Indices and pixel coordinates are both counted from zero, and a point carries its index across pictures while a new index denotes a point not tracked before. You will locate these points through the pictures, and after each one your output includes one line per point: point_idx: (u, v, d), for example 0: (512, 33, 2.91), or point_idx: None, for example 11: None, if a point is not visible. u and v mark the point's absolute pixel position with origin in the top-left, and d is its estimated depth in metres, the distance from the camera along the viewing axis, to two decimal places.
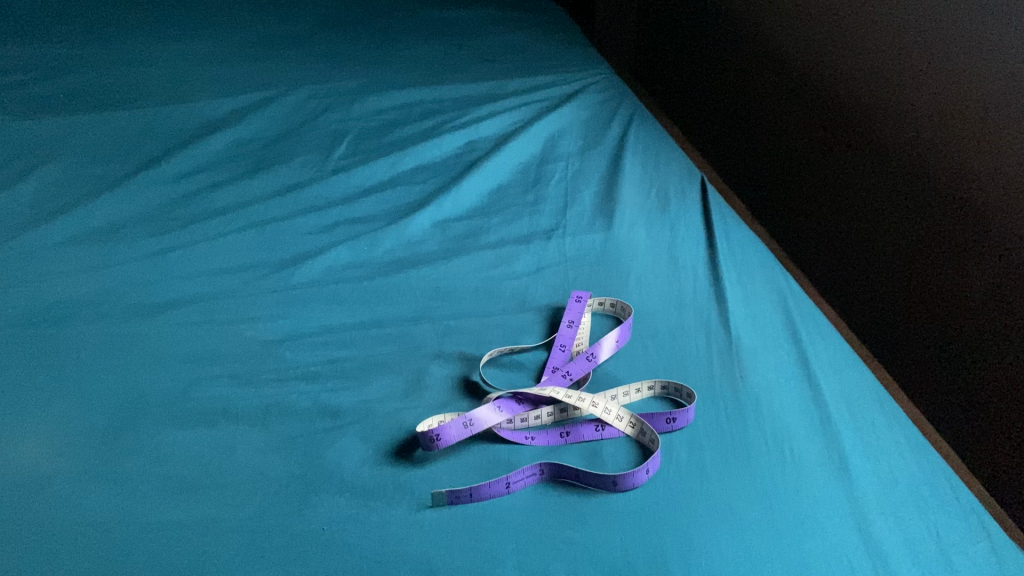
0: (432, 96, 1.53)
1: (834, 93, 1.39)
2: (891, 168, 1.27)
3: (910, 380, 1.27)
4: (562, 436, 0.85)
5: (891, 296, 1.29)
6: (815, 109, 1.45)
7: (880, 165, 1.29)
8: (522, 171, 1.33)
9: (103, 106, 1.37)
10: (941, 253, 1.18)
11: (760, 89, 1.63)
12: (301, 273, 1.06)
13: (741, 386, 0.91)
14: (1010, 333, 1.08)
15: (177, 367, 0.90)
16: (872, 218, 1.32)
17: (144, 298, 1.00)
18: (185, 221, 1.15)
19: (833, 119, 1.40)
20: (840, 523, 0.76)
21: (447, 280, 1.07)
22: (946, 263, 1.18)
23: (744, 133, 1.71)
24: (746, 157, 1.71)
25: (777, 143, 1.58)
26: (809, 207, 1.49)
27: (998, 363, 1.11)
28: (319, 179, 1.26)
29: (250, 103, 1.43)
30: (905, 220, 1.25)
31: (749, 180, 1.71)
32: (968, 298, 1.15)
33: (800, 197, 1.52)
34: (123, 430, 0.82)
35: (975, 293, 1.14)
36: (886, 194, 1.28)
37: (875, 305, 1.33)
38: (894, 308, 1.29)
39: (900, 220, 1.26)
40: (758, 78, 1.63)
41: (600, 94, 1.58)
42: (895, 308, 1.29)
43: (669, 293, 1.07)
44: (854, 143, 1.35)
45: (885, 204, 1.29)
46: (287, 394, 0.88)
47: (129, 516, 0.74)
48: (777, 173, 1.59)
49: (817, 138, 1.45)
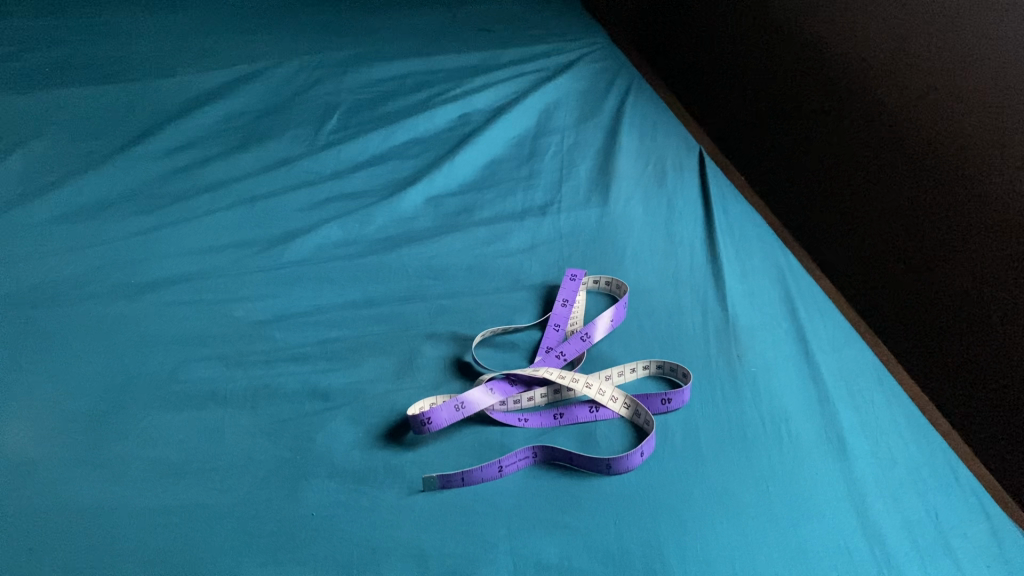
0: (425, 66, 1.50)
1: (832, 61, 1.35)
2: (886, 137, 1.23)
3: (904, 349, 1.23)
4: (555, 418, 0.84)
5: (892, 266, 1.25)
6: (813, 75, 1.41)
7: (873, 138, 1.27)
8: (518, 144, 1.31)
9: (90, 80, 1.34)
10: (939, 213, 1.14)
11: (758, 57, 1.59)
12: (293, 250, 1.05)
13: (739, 365, 0.90)
14: None
15: (166, 349, 0.89)
16: (864, 192, 1.30)
17: (133, 277, 0.98)
18: (173, 198, 1.12)
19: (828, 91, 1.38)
20: (838, 507, 0.75)
21: (439, 258, 1.05)
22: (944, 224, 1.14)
23: (737, 102, 1.68)
24: (744, 127, 1.65)
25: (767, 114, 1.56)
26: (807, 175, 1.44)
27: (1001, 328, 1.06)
28: (311, 153, 1.23)
29: (241, 75, 1.40)
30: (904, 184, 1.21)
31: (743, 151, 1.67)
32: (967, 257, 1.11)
33: (789, 168, 1.49)
34: (111, 413, 0.81)
35: None
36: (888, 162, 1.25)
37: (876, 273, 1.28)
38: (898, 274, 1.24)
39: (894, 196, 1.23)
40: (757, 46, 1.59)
41: (598, 64, 1.55)
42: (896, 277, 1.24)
43: (665, 270, 1.05)
44: (848, 114, 1.32)
45: (878, 178, 1.27)
46: (276, 376, 0.86)
47: (117, 501, 0.73)
48: (765, 145, 1.57)
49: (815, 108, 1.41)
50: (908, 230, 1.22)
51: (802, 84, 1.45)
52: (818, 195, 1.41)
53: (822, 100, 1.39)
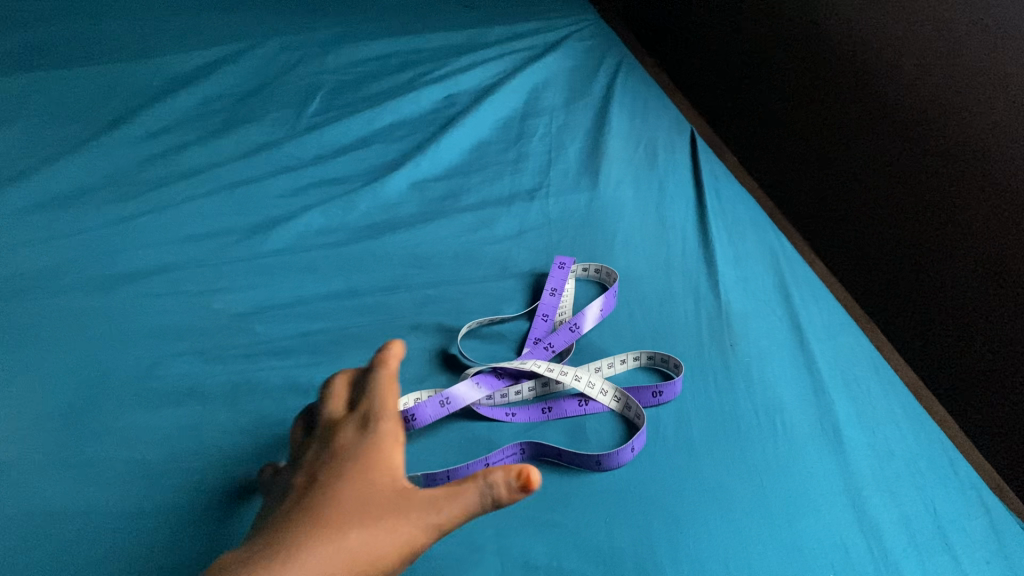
0: (410, 44, 1.46)
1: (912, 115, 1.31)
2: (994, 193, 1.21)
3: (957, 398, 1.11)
4: (543, 412, 0.82)
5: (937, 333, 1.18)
6: (851, 141, 1.38)
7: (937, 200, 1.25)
8: (505, 125, 1.28)
9: (65, 63, 1.30)
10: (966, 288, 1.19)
11: (776, 80, 1.52)
12: (274, 238, 1.02)
13: (732, 354, 0.88)
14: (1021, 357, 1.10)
15: (142, 343, 0.86)
16: (904, 245, 1.27)
17: (110, 269, 0.95)
18: (150, 185, 1.09)
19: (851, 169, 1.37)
20: (835, 501, 0.73)
21: (424, 245, 1.02)
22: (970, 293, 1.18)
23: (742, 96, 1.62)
24: (756, 125, 1.56)
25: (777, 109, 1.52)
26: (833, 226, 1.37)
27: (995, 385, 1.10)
28: (292, 137, 1.20)
29: (221, 56, 1.36)
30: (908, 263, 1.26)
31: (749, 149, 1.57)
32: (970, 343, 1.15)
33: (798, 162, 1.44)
34: (85, 412, 0.79)
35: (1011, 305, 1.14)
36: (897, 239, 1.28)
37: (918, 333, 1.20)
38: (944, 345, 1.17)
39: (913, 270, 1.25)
40: (775, 68, 1.53)
41: (587, 42, 1.52)
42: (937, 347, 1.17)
43: (657, 256, 1.03)
44: (894, 179, 1.31)
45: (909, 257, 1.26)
46: (256, 370, 0.84)
47: (91, 505, 0.70)
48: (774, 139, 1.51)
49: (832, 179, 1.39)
50: (909, 301, 1.24)
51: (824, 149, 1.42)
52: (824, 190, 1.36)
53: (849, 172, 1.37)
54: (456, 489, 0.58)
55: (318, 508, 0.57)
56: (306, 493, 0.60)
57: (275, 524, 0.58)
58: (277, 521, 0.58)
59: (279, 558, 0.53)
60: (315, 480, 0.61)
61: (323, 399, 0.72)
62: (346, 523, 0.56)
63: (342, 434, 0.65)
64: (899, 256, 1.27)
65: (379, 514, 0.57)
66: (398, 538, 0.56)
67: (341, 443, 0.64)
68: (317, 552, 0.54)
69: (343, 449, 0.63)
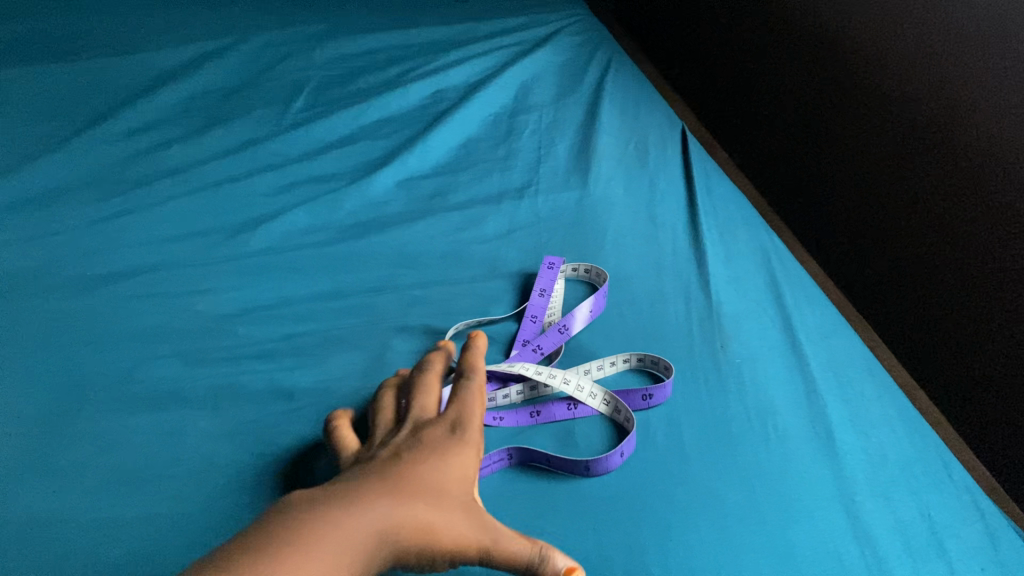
0: (397, 40, 1.44)
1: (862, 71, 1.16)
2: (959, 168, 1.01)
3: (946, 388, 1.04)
4: (532, 417, 0.81)
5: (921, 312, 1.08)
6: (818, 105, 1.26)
7: (898, 168, 1.11)
8: (494, 122, 1.26)
9: (47, 59, 1.28)
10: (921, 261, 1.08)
11: (754, 53, 1.44)
12: (258, 237, 1.00)
13: (723, 356, 0.86)
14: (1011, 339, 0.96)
15: (124, 346, 0.84)
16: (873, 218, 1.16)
17: (91, 270, 0.94)
18: (133, 183, 1.07)
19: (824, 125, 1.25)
20: (828, 507, 0.72)
21: (412, 245, 1.01)
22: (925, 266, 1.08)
23: (719, 63, 1.58)
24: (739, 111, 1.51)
25: (749, 73, 1.47)
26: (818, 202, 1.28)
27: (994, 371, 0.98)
28: (277, 134, 1.18)
29: (206, 52, 1.34)
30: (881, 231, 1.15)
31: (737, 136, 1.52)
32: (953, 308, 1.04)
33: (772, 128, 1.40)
34: (64, 417, 0.77)
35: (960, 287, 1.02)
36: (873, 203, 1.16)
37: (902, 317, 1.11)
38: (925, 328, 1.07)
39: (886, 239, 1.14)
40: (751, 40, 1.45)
41: (577, 37, 1.50)
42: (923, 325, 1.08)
43: (648, 255, 1.01)
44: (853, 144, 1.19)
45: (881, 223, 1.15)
46: (239, 374, 0.82)
47: (69, 513, 0.68)
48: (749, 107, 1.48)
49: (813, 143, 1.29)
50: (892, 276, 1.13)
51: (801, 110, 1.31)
52: (799, 161, 1.33)
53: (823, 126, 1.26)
54: (518, 535, 0.60)
55: (398, 480, 0.59)
56: (387, 462, 0.61)
57: (352, 479, 0.59)
58: (353, 478, 0.59)
59: (352, 514, 0.55)
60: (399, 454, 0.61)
61: (421, 382, 0.70)
62: (417, 506, 0.58)
63: (432, 426, 0.65)
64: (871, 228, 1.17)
65: (447, 516, 0.58)
66: (452, 541, 0.58)
67: (430, 435, 0.64)
68: (386, 523, 0.55)
69: (429, 438, 0.63)
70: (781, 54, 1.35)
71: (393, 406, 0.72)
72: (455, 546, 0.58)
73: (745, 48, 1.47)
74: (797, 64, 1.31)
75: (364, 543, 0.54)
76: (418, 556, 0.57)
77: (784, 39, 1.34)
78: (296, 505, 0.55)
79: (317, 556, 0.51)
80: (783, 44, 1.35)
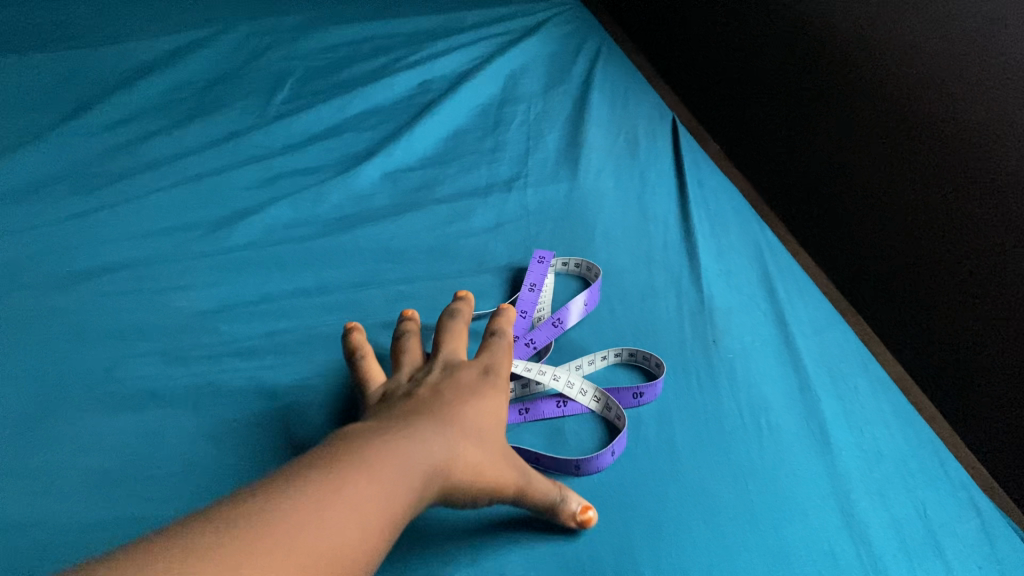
0: (383, 29, 1.41)
1: (850, 56, 1.15)
2: (949, 154, 1.00)
3: (942, 383, 1.03)
4: (521, 414, 0.79)
5: (914, 302, 1.07)
6: (808, 91, 1.25)
7: (889, 155, 1.09)
8: (482, 113, 1.24)
9: (24, 49, 1.25)
10: (913, 248, 1.07)
11: (742, 41, 1.42)
12: (241, 232, 0.98)
13: (715, 351, 0.85)
14: (1007, 329, 0.94)
15: (102, 344, 0.82)
16: (863, 206, 1.16)
17: (69, 266, 0.91)
18: (113, 177, 1.05)
19: (815, 112, 1.24)
20: (822, 506, 0.71)
21: (397, 239, 0.99)
22: (917, 254, 1.07)
23: (709, 47, 1.55)
24: (730, 102, 1.49)
25: (742, 57, 1.43)
26: (810, 191, 1.27)
27: (990, 365, 0.97)
28: (260, 126, 1.16)
29: (188, 41, 1.31)
30: (872, 217, 1.14)
31: (728, 127, 1.50)
32: (946, 295, 1.03)
33: (765, 113, 1.37)
34: (39, 417, 0.75)
35: (950, 274, 1.02)
36: (863, 190, 1.15)
37: (895, 306, 1.10)
38: (918, 318, 1.07)
39: (877, 226, 1.13)
40: (739, 28, 1.43)
41: (566, 26, 1.48)
42: (917, 315, 1.07)
43: (638, 248, 1.00)
44: (843, 131, 1.18)
45: (872, 209, 1.14)
46: (220, 373, 0.80)
47: (43, 516, 0.66)
48: (740, 94, 1.45)
49: (804, 130, 1.27)
50: (883, 264, 1.12)
51: (790, 97, 1.30)
52: (793, 147, 1.30)
53: (813, 113, 1.24)
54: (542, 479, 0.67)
55: (442, 414, 0.62)
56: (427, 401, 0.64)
57: (402, 412, 0.62)
58: (399, 411, 0.62)
59: (412, 436, 0.57)
60: (441, 394, 0.65)
61: (451, 335, 0.76)
62: (462, 440, 0.61)
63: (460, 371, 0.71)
64: (862, 216, 1.16)
65: (493, 453, 0.63)
66: (494, 476, 0.62)
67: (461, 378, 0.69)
68: (448, 446, 0.59)
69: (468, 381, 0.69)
70: (770, 41, 1.34)
71: (418, 354, 0.77)
72: (496, 483, 0.63)
73: (733, 36, 1.45)
74: (786, 50, 1.30)
75: (435, 464, 0.57)
76: (466, 487, 0.61)
77: (772, 24, 1.33)
78: (366, 427, 0.57)
79: (398, 459, 0.54)
80: (771, 30, 1.33)
